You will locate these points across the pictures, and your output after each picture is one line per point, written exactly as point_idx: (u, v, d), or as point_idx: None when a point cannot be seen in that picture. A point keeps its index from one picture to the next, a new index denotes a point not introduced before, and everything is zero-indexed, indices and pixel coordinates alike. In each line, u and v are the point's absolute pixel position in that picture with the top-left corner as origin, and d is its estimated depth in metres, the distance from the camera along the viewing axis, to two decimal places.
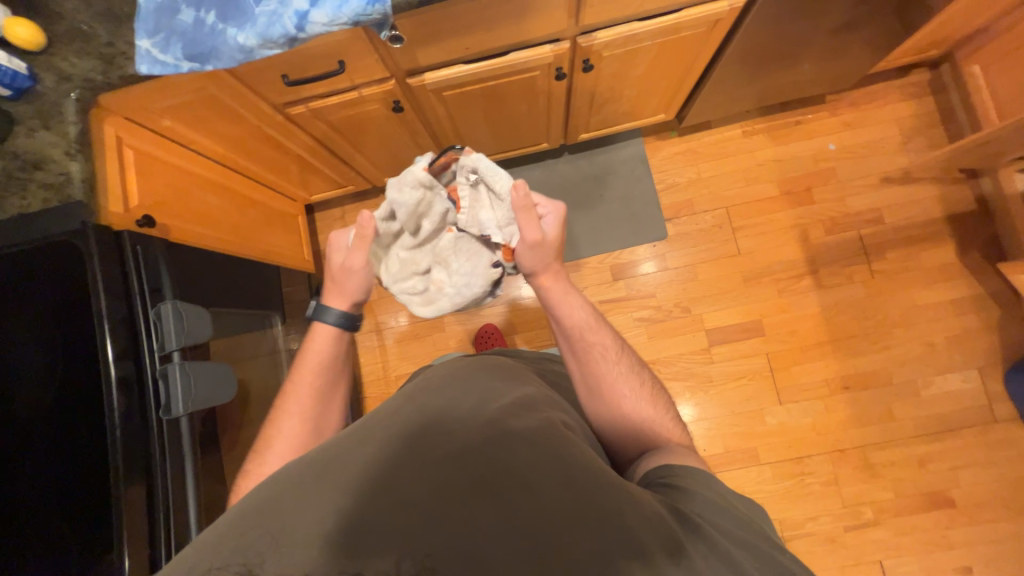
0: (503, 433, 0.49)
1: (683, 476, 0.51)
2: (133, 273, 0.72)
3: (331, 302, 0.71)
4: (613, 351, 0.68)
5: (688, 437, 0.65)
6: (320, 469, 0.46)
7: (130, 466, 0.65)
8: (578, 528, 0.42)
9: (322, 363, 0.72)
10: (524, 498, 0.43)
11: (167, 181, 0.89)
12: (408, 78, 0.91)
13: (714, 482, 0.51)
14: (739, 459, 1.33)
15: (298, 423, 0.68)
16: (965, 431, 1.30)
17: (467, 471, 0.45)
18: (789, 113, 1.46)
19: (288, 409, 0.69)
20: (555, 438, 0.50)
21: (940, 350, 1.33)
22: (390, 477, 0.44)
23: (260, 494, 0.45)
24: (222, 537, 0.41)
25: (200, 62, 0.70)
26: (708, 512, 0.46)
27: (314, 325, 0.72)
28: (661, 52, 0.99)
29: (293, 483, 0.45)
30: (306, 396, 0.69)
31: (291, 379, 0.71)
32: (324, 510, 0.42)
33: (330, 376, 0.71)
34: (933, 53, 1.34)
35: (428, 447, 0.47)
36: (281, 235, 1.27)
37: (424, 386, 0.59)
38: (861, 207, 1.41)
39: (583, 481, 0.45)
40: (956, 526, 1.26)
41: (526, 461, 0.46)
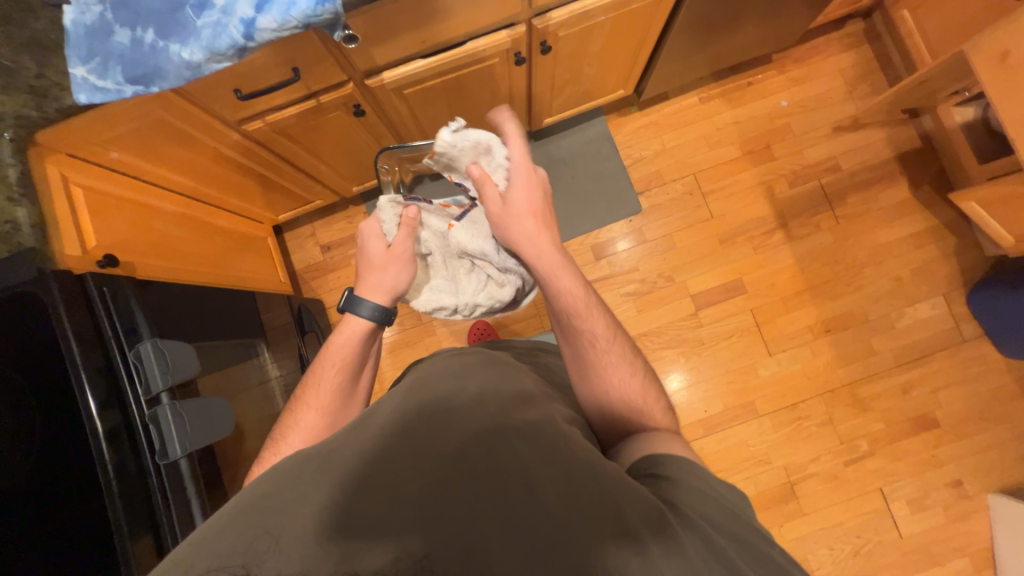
0: (501, 427, 0.47)
1: (671, 462, 0.50)
2: (103, 317, 0.68)
3: (366, 295, 0.69)
4: (605, 337, 0.64)
5: (680, 429, 0.62)
6: (319, 463, 0.44)
7: (133, 517, 0.61)
8: (574, 529, 0.40)
9: (345, 357, 0.68)
10: (524, 498, 0.42)
11: (124, 217, 0.84)
12: (366, 80, 0.88)
13: (709, 474, 0.49)
14: (739, 415, 1.38)
15: (314, 417, 0.65)
16: (939, 354, 1.38)
17: (460, 468, 0.43)
18: (740, 75, 1.50)
19: (307, 402, 0.66)
20: (552, 431, 0.49)
21: (906, 283, 1.41)
22: (383, 474, 0.43)
23: (257, 489, 0.43)
24: (219, 532, 0.40)
25: (144, 84, 0.66)
26: (698, 504, 0.45)
27: (346, 318, 0.70)
28: (615, 27, 0.99)
29: (290, 476, 0.43)
30: (328, 389, 0.66)
31: (313, 369, 0.69)
32: (321, 503, 0.41)
33: (351, 370, 0.68)
34: (865, 2, 1.40)
35: (421, 442, 0.46)
36: (253, 260, 1.22)
37: (421, 377, 0.56)
38: (818, 158, 1.47)
39: (583, 479, 0.43)
40: (942, 444, 1.34)
41: (522, 458, 0.44)
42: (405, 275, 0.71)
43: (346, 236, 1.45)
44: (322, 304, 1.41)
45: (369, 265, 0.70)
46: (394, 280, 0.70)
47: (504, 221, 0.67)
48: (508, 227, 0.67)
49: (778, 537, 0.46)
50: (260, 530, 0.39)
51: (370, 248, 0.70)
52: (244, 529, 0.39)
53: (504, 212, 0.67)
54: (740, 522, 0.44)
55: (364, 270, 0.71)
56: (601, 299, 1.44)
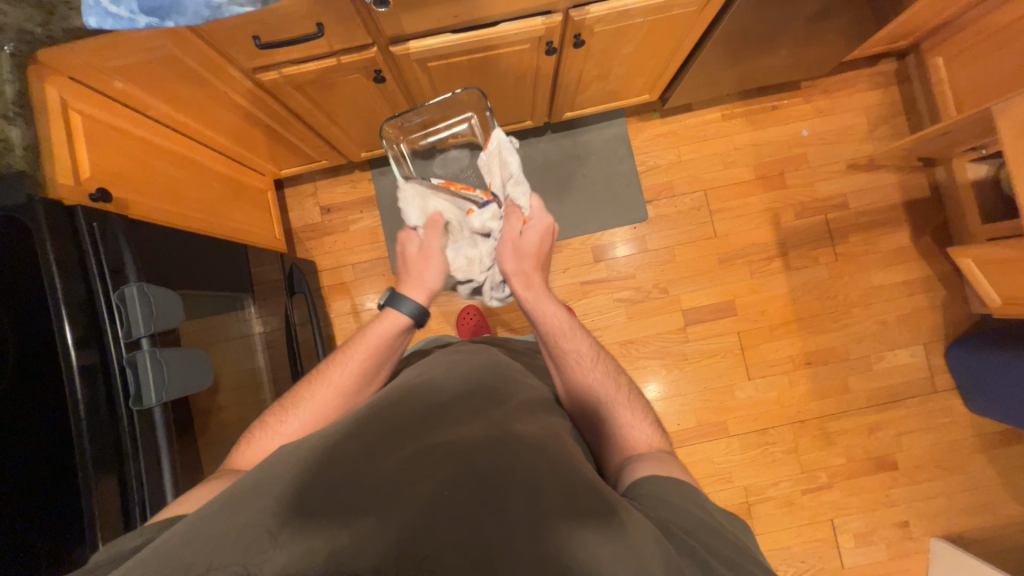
0: (504, 435, 0.48)
1: (657, 483, 0.51)
2: (90, 253, 0.66)
3: (408, 294, 0.73)
4: (590, 356, 0.67)
5: (669, 445, 0.62)
6: (318, 455, 0.45)
7: (99, 462, 0.61)
8: (572, 534, 0.40)
9: (377, 345, 0.71)
10: (524, 505, 0.41)
11: (123, 151, 0.82)
12: (391, 47, 0.85)
13: (703, 499, 0.49)
14: (710, 432, 1.41)
15: (331, 395, 0.67)
16: (911, 400, 1.42)
17: (463, 470, 0.43)
18: (767, 98, 1.49)
19: (329, 378, 0.69)
20: (549, 440, 0.50)
21: (891, 327, 1.44)
22: (382, 472, 0.43)
23: (252, 481, 0.44)
24: (211, 522, 0.40)
25: (159, 17, 0.62)
26: (689, 527, 0.45)
27: (385, 311, 0.73)
28: (652, 30, 0.97)
29: (289, 470, 0.44)
30: (351, 374, 0.69)
31: (344, 348, 0.71)
32: (316, 496, 0.41)
33: (378, 359, 0.71)
34: (902, 43, 1.39)
35: (423, 442, 0.46)
36: (249, 211, 1.19)
37: (423, 381, 0.57)
38: (828, 193, 1.48)
39: (580, 488, 0.44)
40: (897, 486, 1.39)
41: (523, 463, 0.45)
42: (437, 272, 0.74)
43: (348, 201, 1.42)
44: (315, 266, 1.39)
45: (406, 265, 0.76)
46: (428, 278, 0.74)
47: (509, 254, 0.71)
48: (509, 257, 0.71)
49: (768, 563, 0.46)
50: (250, 529, 0.39)
51: (406, 249, 0.76)
52: (234, 519, 0.40)
53: (514, 242, 0.71)
54: (724, 537, 0.45)
55: (403, 271, 0.75)
56: (595, 301, 1.44)
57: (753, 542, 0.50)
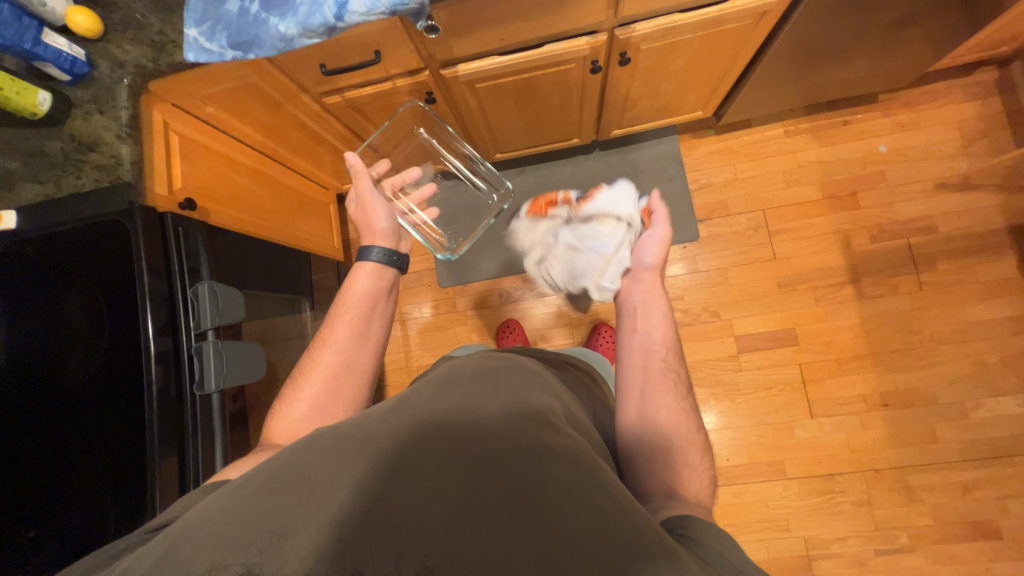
0: (533, 440, 0.46)
1: (695, 524, 0.47)
2: (174, 254, 0.75)
3: (370, 244, 0.81)
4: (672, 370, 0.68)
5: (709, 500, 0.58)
6: (349, 448, 0.47)
7: (165, 440, 0.68)
8: (597, 560, 0.38)
9: (362, 298, 0.78)
10: (547, 518, 0.41)
11: (210, 167, 0.94)
12: (442, 70, 0.91)
13: (735, 548, 0.44)
14: (765, 472, 1.29)
15: (333, 357, 0.73)
16: (1019, 458, 1.21)
17: (487, 479, 0.43)
18: (837, 112, 1.39)
19: (327, 342, 0.75)
20: (580, 451, 0.47)
21: (993, 370, 1.24)
22: (410, 477, 0.43)
23: (284, 468, 0.46)
24: (246, 509, 0.43)
25: (243, 50, 0.71)
26: (725, 572, 0.40)
27: (358, 266, 0.81)
28: (702, 46, 0.95)
29: (319, 461, 0.46)
30: (344, 326, 0.75)
31: (333, 311, 0.78)
32: (343, 497, 0.42)
33: (367, 311, 0.77)
34: (1004, 48, 1.24)
35: (450, 445, 0.46)
36: (313, 222, 1.30)
37: (455, 378, 0.57)
38: (911, 215, 1.33)
39: (609, 508, 0.41)
40: (1001, 560, 1.18)
41: (552, 477, 0.43)
42: (384, 214, 0.82)
43: None
44: None
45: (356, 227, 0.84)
46: (372, 223, 0.81)
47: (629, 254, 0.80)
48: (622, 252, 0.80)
49: None
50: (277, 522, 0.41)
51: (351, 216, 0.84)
52: (264, 510, 0.42)
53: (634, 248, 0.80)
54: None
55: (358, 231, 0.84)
56: None
57: None
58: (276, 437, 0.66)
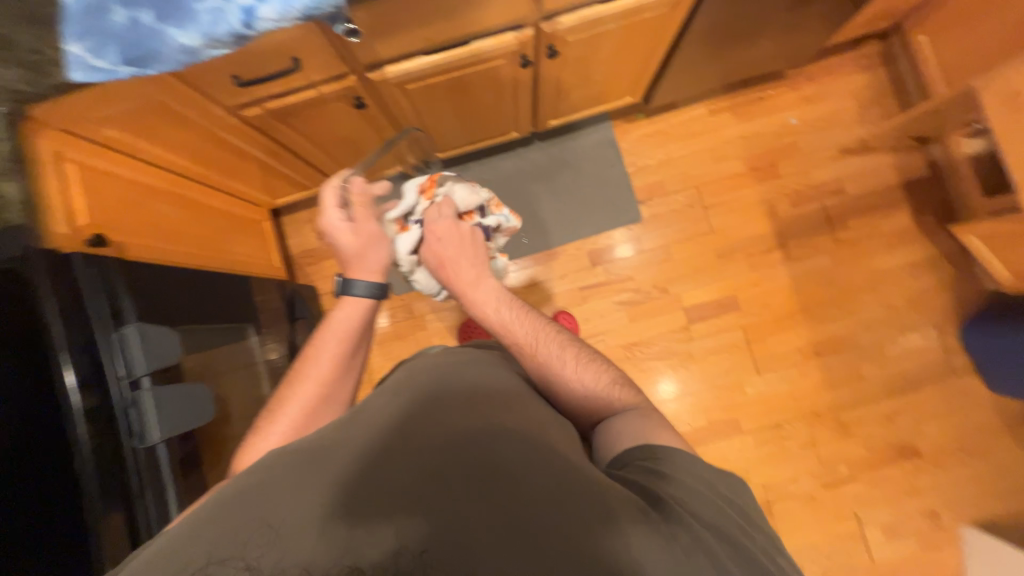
0: (499, 428, 0.48)
1: (653, 459, 0.50)
2: (88, 298, 0.68)
3: (359, 277, 0.75)
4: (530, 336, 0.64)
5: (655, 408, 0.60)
6: (318, 457, 0.45)
7: (108, 497, 0.62)
8: (569, 530, 0.41)
9: (348, 330, 0.74)
10: (520, 496, 0.43)
11: (117, 195, 0.85)
12: (368, 74, 0.87)
13: (686, 461, 0.49)
14: (724, 430, 1.38)
15: (314, 390, 0.70)
16: (928, 384, 1.38)
17: (461, 464, 0.44)
18: (752, 90, 1.48)
19: (307, 373, 0.71)
20: (541, 434, 0.50)
21: (901, 311, 1.41)
22: (382, 473, 0.43)
23: (247, 486, 0.43)
24: (214, 523, 0.41)
25: (140, 66, 0.65)
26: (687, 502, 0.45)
27: (343, 299, 0.76)
28: (625, 34, 0.98)
29: (283, 473, 0.44)
30: (327, 359, 0.72)
31: (315, 340, 0.74)
32: (314, 501, 0.41)
33: (351, 343, 0.74)
34: (885, 23, 1.38)
35: (418, 438, 0.46)
36: (246, 242, 1.22)
37: (416, 377, 0.58)
38: (824, 179, 1.46)
39: (577, 480, 0.44)
40: (922, 474, 1.35)
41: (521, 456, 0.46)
42: (383, 249, 0.77)
43: None
44: (316, 291, 1.41)
45: (341, 252, 0.76)
46: (369, 255, 0.76)
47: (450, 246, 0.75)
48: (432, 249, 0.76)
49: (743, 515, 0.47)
50: (256, 525, 0.40)
51: (339, 241, 0.75)
52: (234, 521, 0.40)
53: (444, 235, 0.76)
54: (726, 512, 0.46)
55: (344, 258, 0.76)
56: (595, 305, 1.43)
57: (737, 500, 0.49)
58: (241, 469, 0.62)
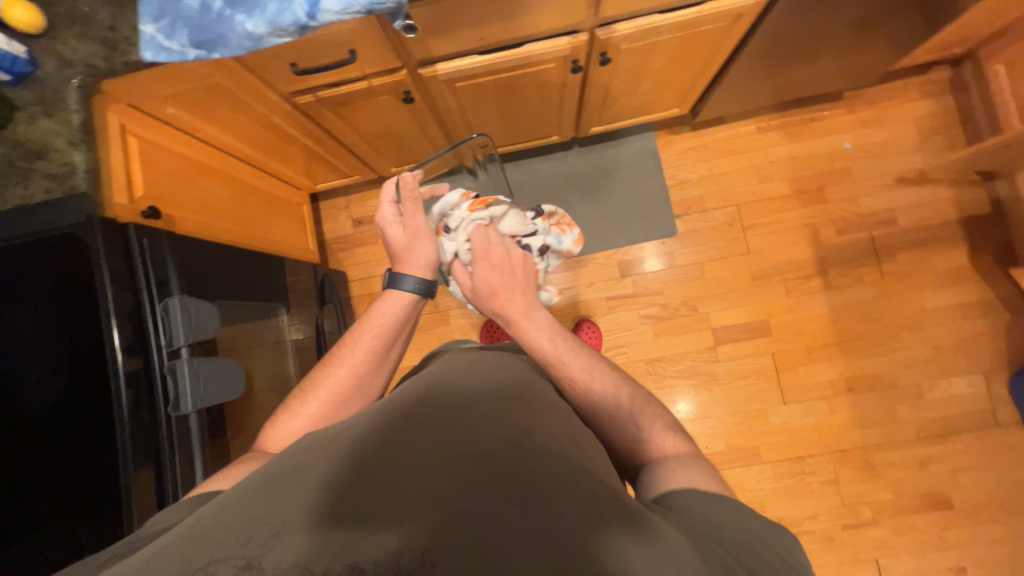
0: (516, 437, 0.47)
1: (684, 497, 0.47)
2: (140, 268, 0.71)
3: (406, 271, 0.77)
4: (585, 371, 0.66)
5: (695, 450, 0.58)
6: (336, 453, 0.45)
7: (139, 457, 0.65)
8: (586, 544, 0.38)
9: (385, 323, 0.75)
10: (535, 504, 0.40)
11: (172, 170, 0.88)
12: (419, 69, 0.88)
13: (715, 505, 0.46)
14: (742, 458, 1.34)
15: (346, 378, 0.72)
16: (968, 433, 1.31)
17: (475, 469, 0.42)
18: (805, 109, 1.43)
19: (341, 360, 0.73)
20: (562, 447, 0.48)
21: (946, 353, 1.33)
22: (393, 468, 0.42)
23: (271, 477, 0.44)
24: (227, 518, 0.40)
25: (207, 49, 0.67)
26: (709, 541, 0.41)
27: (388, 292, 0.77)
28: (681, 45, 0.95)
29: (301, 469, 0.44)
30: (363, 349, 0.74)
31: (353, 329, 0.76)
32: (323, 497, 0.40)
33: (388, 337, 0.75)
34: (957, 49, 1.30)
35: (433, 440, 0.46)
36: (285, 224, 1.25)
37: (439, 383, 0.58)
38: (874, 208, 1.39)
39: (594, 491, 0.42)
40: (953, 527, 1.28)
41: (537, 467, 0.44)
42: (429, 246, 0.77)
43: None
44: (346, 277, 1.44)
45: (391, 247, 0.79)
46: (415, 251, 0.76)
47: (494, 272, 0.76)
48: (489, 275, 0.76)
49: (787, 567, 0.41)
50: (268, 520, 0.39)
51: (390, 235, 0.79)
52: (254, 510, 0.40)
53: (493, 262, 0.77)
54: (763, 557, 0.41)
55: (394, 252, 0.79)
56: (621, 317, 1.41)
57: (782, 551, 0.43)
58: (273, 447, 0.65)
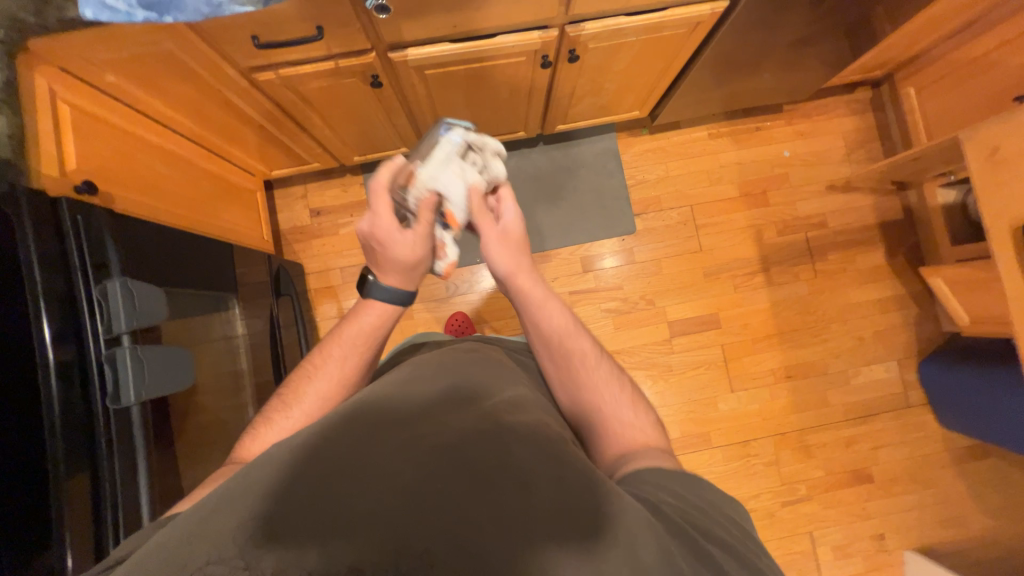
0: (495, 429, 0.47)
1: (659, 473, 0.50)
2: (73, 246, 0.64)
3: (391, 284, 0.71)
4: (580, 339, 0.69)
5: (668, 443, 0.60)
6: (311, 448, 0.45)
7: (72, 453, 0.59)
8: (566, 530, 0.39)
9: (370, 334, 0.72)
10: (513, 494, 0.41)
11: (110, 144, 0.80)
12: (389, 53, 0.86)
13: (702, 487, 0.49)
14: (694, 443, 1.43)
15: (326, 388, 0.69)
16: (885, 414, 1.46)
17: (454, 461, 0.43)
18: (751, 119, 1.55)
19: (323, 370, 0.70)
20: (539, 431, 0.49)
21: (868, 343, 1.49)
22: (372, 465, 0.42)
23: (245, 479, 0.43)
24: (208, 516, 0.40)
25: (158, 12, 0.62)
26: (688, 513, 0.45)
27: (365, 299, 0.73)
28: (643, 49, 1.00)
29: (278, 465, 0.44)
30: (343, 360, 0.71)
31: (335, 338, 0.72)
32: (304, 500, 0.40)
33: (373, 349, 0.73)
34: (877, 72, 1.47)
35: (411, 436, 0.46)
36: (236, 210, 1.18)
37: (415, 378, 0.58)
38: (809, 211, 1.53)
39: (569, 475, 0.43)
40: (873, 499, 1.43)
41: (515, 456, 0.44)
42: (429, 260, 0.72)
43: (338, 204, 1.42)
44: (303, 269, 1.38)
45: (389, 257, 0.67)
46: (418, 267, 0.70)
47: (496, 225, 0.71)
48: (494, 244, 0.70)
49: (757, 537, 0.47)
50: (249, 522, 0.39)
51: (390, 246, 0.66)
52: (234, 513, 0.40)
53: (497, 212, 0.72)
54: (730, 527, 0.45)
55: (388, 262, 0.68)
56: (583, 311, 1.45)
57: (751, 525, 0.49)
58: (246, 456, 0.62)
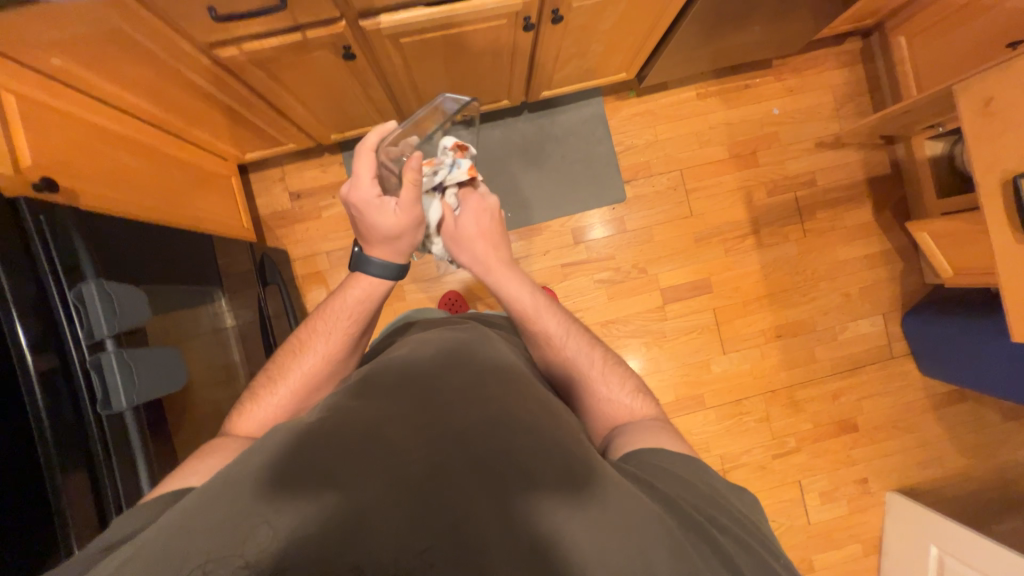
0: (502, 417, 0.46)
1: (667, 458, 0.49)
2: (40, 250, 0.61)
3: (376, 254, 0.68)
4: (559, 335, 0.68)
5: (655, 411, 0.61)
6: (312, 438, 0.43)
7: (69, 460, 0.58)
8: (574, 529, 0.38)
9: (359, 309, 0.70)
10: (520, 488, 0.40)
11: (65, 134, 0.75)
12: (360, 21, 0.80)
13: (704, 471, 0.49)
14: (688, 406, 1.47)
15: (316, 364, 0.68)
16: (870, 366, 1.51)
17: (461, 454, 0.42)
18: (740, 77, 1.50)
19: (311, 347, 0.68)
20: (548, 421, 0.48)
21: (855, 299, 1.52)
22: (376, 459, 0.41)
23: (243, 472, 0.42)
24: (208, 509, 0.39)
25: None
26: (698, 502, 0.44)
27: (357, 273, 0.70)
28: (630, 5, 0.95)
29: (277, 456, 0.42)
30: (332, 336, 0.69)
31: (324, 315, 0.71)
32: (306, 494, 0.39)
33: (362, 324, 0.71)
34: (868, 21, 1.42)
35: (415, 426, 0.45)
36: (211, 198, 1.13)
37: (416, 362, 0.56)
38: (798, 170, 1.52)
39: (579, 469, 0.42)
40: (858, 446, 1.50)
41: (522, 448, 0.43)
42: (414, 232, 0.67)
43: (318, 186, 1.37)
44: (287, 255, 1.34)
45: (373, 227, 0.65)
46: (399, 238, 0.67)
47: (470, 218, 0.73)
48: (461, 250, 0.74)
49: (763, 528, 0.45)
50: (250, 515, 0.38)
51: (374, 215, 0.64)
52: (234, 504, 0.39)
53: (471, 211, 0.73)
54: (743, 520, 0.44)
55: (369, 231, 0.66)
56: (576, 283, 1.45)
57: (762, 518, 0.48)
58: (242, 433, 0.62)
